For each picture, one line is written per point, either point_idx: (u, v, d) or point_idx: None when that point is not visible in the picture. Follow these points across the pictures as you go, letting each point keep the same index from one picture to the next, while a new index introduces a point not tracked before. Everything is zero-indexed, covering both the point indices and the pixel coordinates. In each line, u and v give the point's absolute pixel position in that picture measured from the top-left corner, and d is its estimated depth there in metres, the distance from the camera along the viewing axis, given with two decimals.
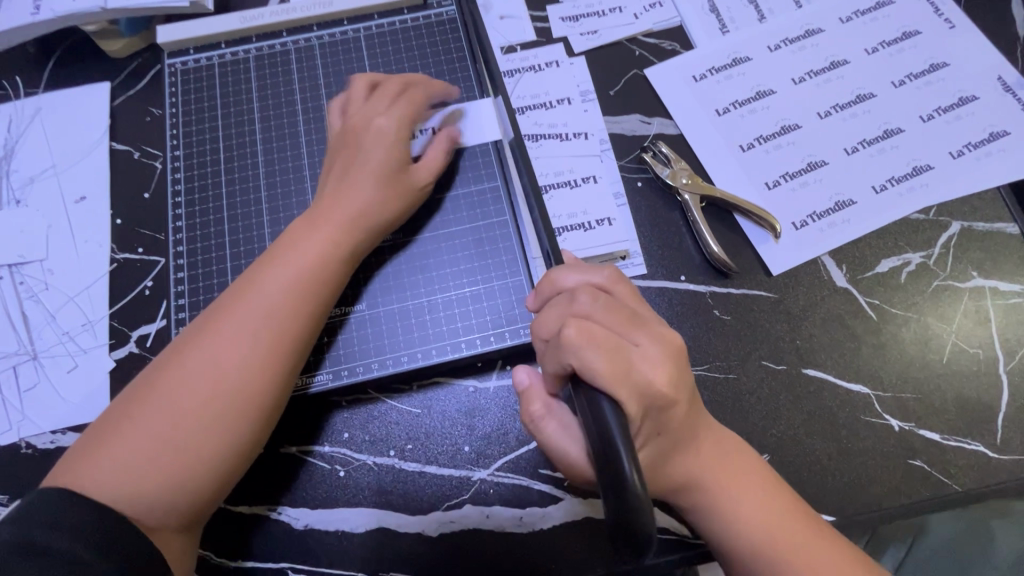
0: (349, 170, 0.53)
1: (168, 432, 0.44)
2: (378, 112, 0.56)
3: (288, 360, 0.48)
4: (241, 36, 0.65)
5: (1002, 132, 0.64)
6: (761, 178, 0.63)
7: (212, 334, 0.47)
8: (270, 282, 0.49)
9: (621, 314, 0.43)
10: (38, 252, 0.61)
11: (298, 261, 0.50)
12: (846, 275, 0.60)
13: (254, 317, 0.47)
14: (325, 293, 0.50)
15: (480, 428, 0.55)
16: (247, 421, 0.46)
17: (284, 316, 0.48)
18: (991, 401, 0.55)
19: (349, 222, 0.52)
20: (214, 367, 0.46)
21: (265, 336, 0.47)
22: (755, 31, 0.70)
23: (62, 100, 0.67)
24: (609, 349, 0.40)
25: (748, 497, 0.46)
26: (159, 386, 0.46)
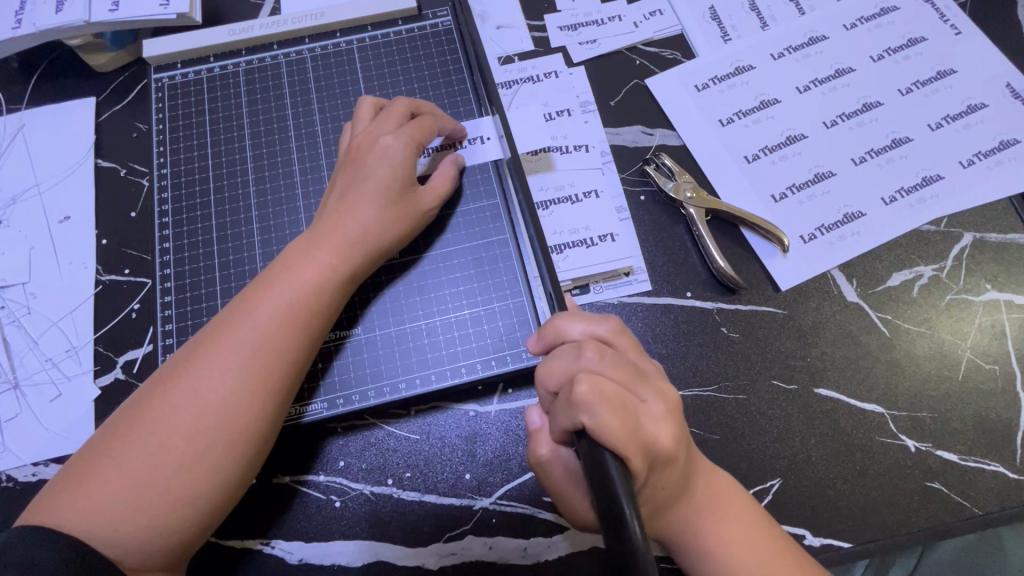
0: (354, 191, 0.51)
1: (151, 470, 0.42)
2: (385, 129, 0.53)
3: (281, 392, 0.46)
4: (230, 49, 0.64)
5: (1013, 140, 0.63)
6: (767, 191, 0.62)
7: (200, 366, 0.45)
8: (263, 311, 0.47)
9: (627, 369, 0.41)
10: (20, 275, 0.59)
11: (292, 287, 0.48)
12: (857, 289, 0.58)
13: (244, 349, 0.45)
14: (320, 321, 0.48)
15: (482, 454, 0.52)
16: (236, 457, 0.44)
17: (279, 347, 0.46)
18: (1009, 420, 0.54)
19: (351, 250, 0.50)
20: (202, 401, 0.44)
21: (258, 366, 0.45)
22: (758, 39, 0.69)
23: (46, 116, 0.65)
24: (614, 404, 0.38)
25: (740, 539, 0.45)
26: (146, 416, 0.43)
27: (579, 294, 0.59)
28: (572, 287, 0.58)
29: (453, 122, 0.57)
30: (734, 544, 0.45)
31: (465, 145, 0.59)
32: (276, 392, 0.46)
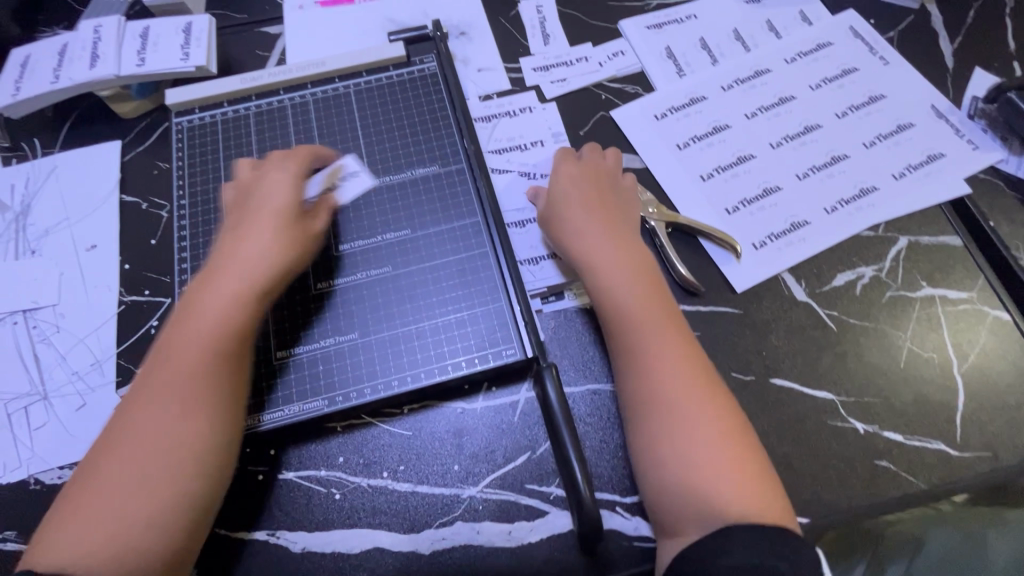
0: (245, 224, 0.58)
1: (120, 505, 0.46)
2: (270, 173, 0.61)
3: (224, 389, 0.51)
4: (241, 95, 0.72)
5: (938, 154, 0.70)
6: (721, 204, 0.69)
7: (139, 406, 0.49)
8: (186, 337, 0.52)
9: (592, 201, 0.63)
10: (51, 298, 0.65)
11: (205, 310, 0.53)
12: (806, 289, 0.65)
13: (178, 376, 0.50)
14: (242, 326, 0.53)
15: (469, 447, 0.58)
16: (195, 473, 0.48)
17: (211, 353, 0.51)
18: (948, 402, 0.59)
19: (258, 273, 0.55)
20: (152, 421, 0.48)
21: (194, 376, 0.50)
22: (709, 73, 0.77)
23: (76, 158, 0.73)
24: (573, 209, 0.63)
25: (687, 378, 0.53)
26: (104, 456, 0.48)
27: (553, 300, 0.64)
28: (548, 294, 0.64)
29: (319, 151, 0.66)
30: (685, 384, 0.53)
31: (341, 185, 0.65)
32: (218, 407, 0.50)
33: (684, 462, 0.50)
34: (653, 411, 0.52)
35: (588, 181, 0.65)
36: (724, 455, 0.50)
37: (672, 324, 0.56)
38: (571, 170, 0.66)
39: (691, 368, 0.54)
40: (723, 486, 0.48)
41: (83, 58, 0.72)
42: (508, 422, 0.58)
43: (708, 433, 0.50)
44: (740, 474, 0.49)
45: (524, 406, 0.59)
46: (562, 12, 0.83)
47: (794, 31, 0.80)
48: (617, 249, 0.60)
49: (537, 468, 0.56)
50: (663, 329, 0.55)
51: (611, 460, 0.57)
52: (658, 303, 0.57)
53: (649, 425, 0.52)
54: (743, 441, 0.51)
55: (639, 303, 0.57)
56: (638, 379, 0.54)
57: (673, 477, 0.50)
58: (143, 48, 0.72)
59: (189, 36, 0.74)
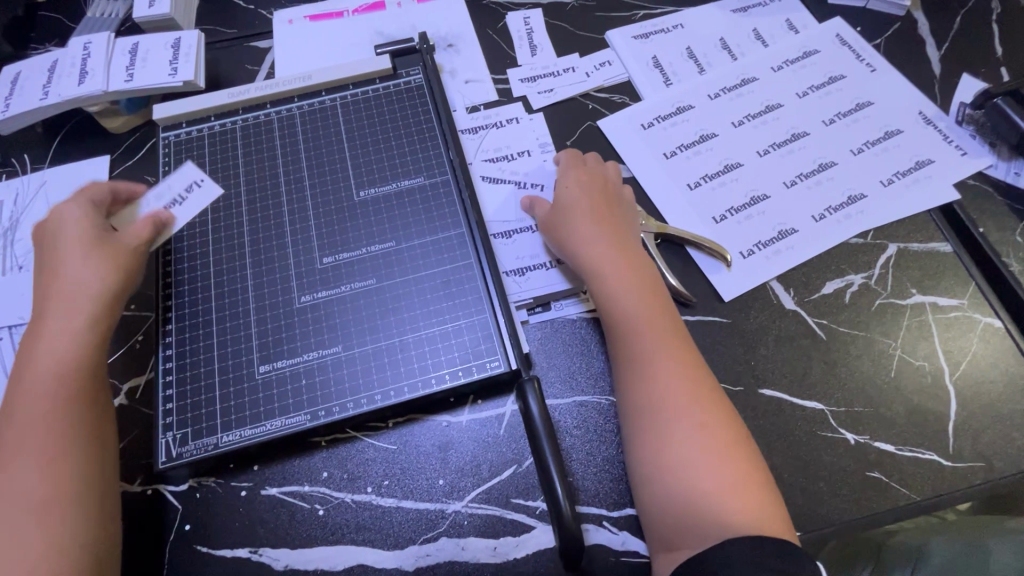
0: (54, 259, 0.58)
1: (6, 553, 0.47)
2: (62, 208, 0.61)
3: (79, 420, 0.52)
4: (228, 109, 0.72)
5: (927, 161, 0.70)
6: (709, 213, 0.68)
7: (3, 459, 0.50)
8: (32, 380, 0.53)
9: (593, 210, 0.63)
10: None
11: (38, 353, 0.54)
12: (794, 298, 0.64)
13: (38, 420, 0.51)
14: (81, 358, 0.54)
15: (454, 461, 0.57)
16: (69, 504, 0.49)
17: (55, 388, 0.53)
18: (939, 411, 0.58)
19: (70, 306, 0.56)
20: (21, 469, 0.50)
21: (52, 416, 0.52)
22: (696, 82, 0.77)
23: (65, 173, 0.73)
24: (576, 218, 0.63)
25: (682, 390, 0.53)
26: None
27: (540, 311, 0.64)
28: (535, 305, 0.64)
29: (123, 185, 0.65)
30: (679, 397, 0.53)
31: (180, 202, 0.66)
32: (81, 439, 0.52)
33: (683, 469, 0.50)
34: (652, 417, 0.52)
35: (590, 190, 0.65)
36: (722, 462, 0.50)
37: (672, 333, 0.56)
38: (574, 178, 0.66)
39: (691, 376, 0.54)
40: (721, 493, 0.48)
41: (72, 74, 0.72)
42: (494, 435, 0.58)
43: (707, 444, 0.50)
44: (739, 482, 0.49)
45: (510, 419, 0.58)
46: (549, 23, 0.83)
47: (781, 39, 0.80)
48: (619, 257, 0.60)
49: (523, 482, 0.56)
50: (663, 337, 0.56)
51: (598, 474, 0.56)
52: (658, 310, 0.57)
53: (648, 431, 0.52)
54: (741, 454, 0.51)
55: (640, 310, 0.57)
56: (638, 386, 0.54)
57: (671, 484, 0.50)
58: (131, 64, 0.73)
59: (178, 51, 0.75)
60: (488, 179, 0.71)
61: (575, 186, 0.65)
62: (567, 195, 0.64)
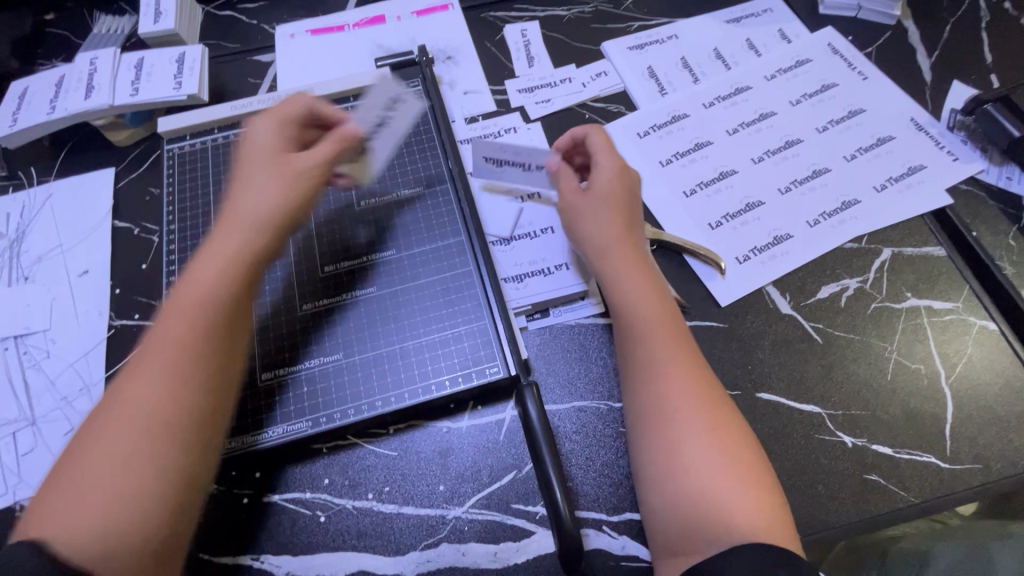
0: (257, 175, 0.56)
1: (107, 474, 0.43)
2: (263, 128, 0.59)
3: (211, 347, 0.48)
4: (231, 122, 0.73)
5: (919, 166, 0.71)
6: (705, 220, 0.69)
7: (130, 370, 0.47)
8: (185, 296, 0.49)
9: (620, 202, 0.62)
10: (42, 323, 0.66)
11: (197, 273, 0.51)
12: (790, 302, 0.65)
13: (184, 349, 0.47)
14: (230, 279, 0.51)
15: (454, 467, 0.57)
16: (173, 442, 0.45)
17: (207, 308, 0.49)
18: (936, 414, 0.59)
19: (245, 222, 0.53)
20: (147, 385, 0.45)
21: (180, 337, 0.47)
22: (691, 91, 0.79)
23: (70, 185, 0.75)
24: (597, 211, 0.61)
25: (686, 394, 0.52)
26: (94, 428, 0.44)
27: (538, 317, 0.64)
28: (533, 311, 0.64)
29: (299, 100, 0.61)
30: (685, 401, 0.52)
31: (384, 126, 0.65)
32: (204, 369, 0.47)
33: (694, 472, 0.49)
34: (663, 419, 0.52)
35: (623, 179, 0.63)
36: (731, 464, 0.49)
37: (679, 335, 0.56)
38: (613, 161, 0.63)
39: (698, 379, 0.54)
40: (731, 496, 0.48)
41: (78, 89, 0.74)
42: (493, 440, 0.58)
43: (714, 447, 0.50)
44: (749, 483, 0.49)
45: (509, 425, 0.59)
46: (546, 34, 0.85)
47: (773, 49, 0.82)
48: (631, 256, 0.59)
49: (523, 487, 0.56)
50: (669, 340, 0.55)
51: (597, 478, 0.56)
52: (667, 312, 0.57)
53: (656, 434, 0.52)
54: (746, 458, 0.50)
55: (649, 311, 0.56)
56: (645, 389, 0.54)
57: (681, 488, 0.49)
58: (136, 78, 0.74)
59: (182, 65, 0.76)
60: (491, 160, 0.65)
61: (612, 172, 0.62)
62: (600, 181, 0.62)
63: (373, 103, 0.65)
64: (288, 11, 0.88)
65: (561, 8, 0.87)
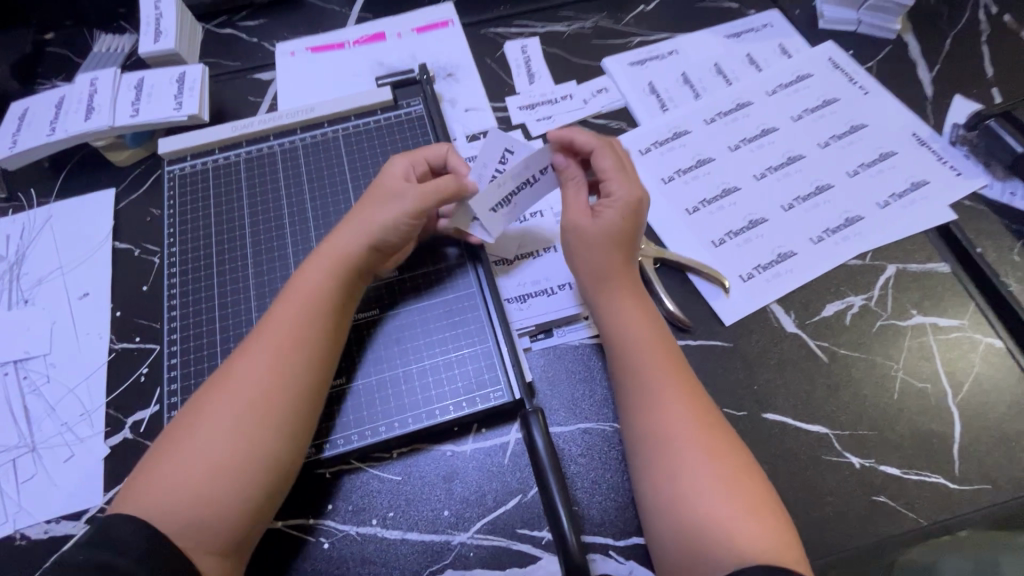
0: (376, 199, 0.59)
1: (198, 462, 0.48)
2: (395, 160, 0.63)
3: (302, 365, 0.53)
4: (232, 142, 0.73)
5: (922, 181, 0.71)
6: (708, 237, 0.69)
7: (237, 367, 0.52)
8: (286, 311, 0.55)
9: (620, 241, 0.59)
10: (42, 347, 0.66)
11: (303, 287, 0.56)
12: (795, 320, 0.64)
13: (286, 349, 0.53)
14: (331, 302, 0.56)
15: (459, 491, 0.57)
16: (272, 430, 0.50)
17: (308, 325, 0.54)
18: (944, 434, 0.58)
19: (355, 240, 0.57)
20: (250, 387, 0.51)
21: (281, 349, 0.52)
22: (692, 107, 0.79)
23: (71, 207, 0.74)
24: (595, 247, 0.59)
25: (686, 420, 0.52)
26: (201, 417, 0.50)
27: (542, 337, 0.64)
28: (536, 332, 0.64)
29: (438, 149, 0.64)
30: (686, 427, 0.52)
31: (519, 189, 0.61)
32: (305, 365, 0.53)
33: (692, 498, 0.49)
34: (660, 448, 0.52)
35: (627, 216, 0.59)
36: (732, 491, 0.49)
37: (674, 362, 0.56)
38: (623, 195, 0.59)
39: (694, 405, 0.53)
40: (732, 523, 0.47)
41: (78, 110, 0.73)
42: (498, 464, 0.58)
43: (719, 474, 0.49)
44: (751, 510, 0.48)
45: (514, 448, 0.58)
46: (546, 51, 0.85)
47: (774, 64, 0.82)
48: (625, 282, 0.59)
49: (528, 512, 0.56)
50: (668, 367, 0.55)
51: (603, 502, 0.56)
52: (661, 339, 0.57)
53: (654, 462, 0.52)
54: (751, 484, 0.50)
55: (643, 338, 0.57)
56: (641, 417, 0.54)
57: (682, 517, 0.49)
58: (137, 99, 0.74)
59: (183, 85, 0.76)
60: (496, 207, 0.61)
61: (618, 211, 0.58)
62: (602, 220, 0.59)
63: (500, 183, 0.60)
64: (288, 29, 0.88)
65: (561, 24, 0.87)
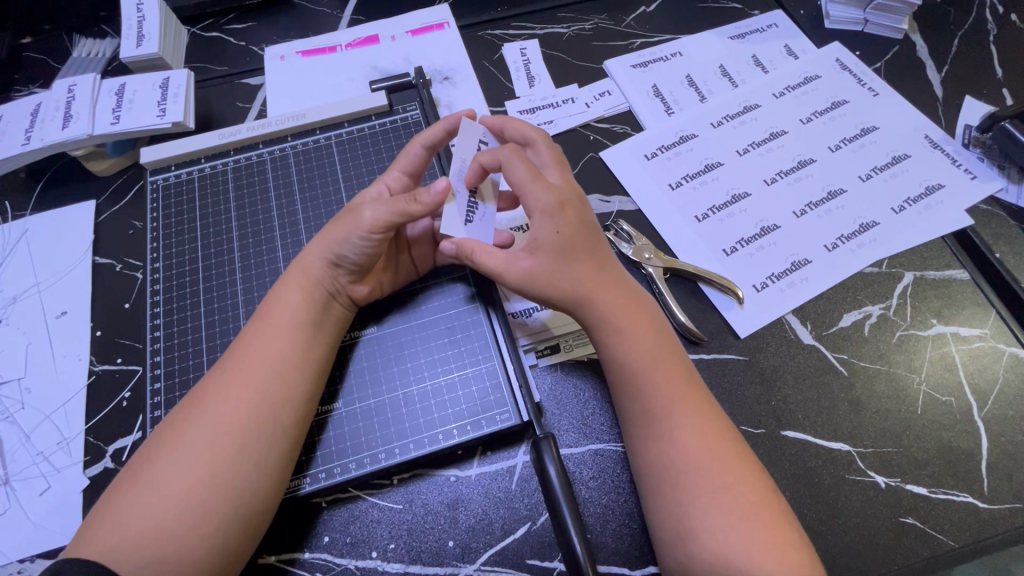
0: (346, 215, 0.56)
1: (165, 491, 0.45)
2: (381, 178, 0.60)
3: (273, 390, 0.49)
4: (219, 150, 0.69)
5: (937, 185, 0.69)
6: (718, 246, 0.66)
7: (208, 391, 0.49)
8: (260, 334, 0.52)
9: (574, 249, 0.54)
10: (17, 371, 0.62)
11: (280, 308, 0.53)
12: (812, 332, 0.62)
13: (256, 371, 0.50)
14: (304, 321, 0.52)
15: (464, 520, 0.53)
16: (242, 462, 0.47)
17: (282, 348, 0.51)
18: (971, 450, 0.56)
19: (326, 257, 0.55)
20: (221, 412, 0.48)
21: (254, 374, 0.50)
22: (697, 111, 0.76)
23: (48, 221, 0.70)
24: (563, 272, 0.54)
25: (705, 450, 0.49)
26: (169, 444, 0.47)
27: (549, 353, 0.61)
28: (543, 347, 0.61)
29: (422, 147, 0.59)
30: (704, 455, 0.48)
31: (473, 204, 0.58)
32: (275, 391, 0.49)
33: (714, 529, 0.46)
34: (678, 476, 0.48)
35: (567, 225, 0.54)
36: (754, 517, 0.46)
37: (682, 380, 0.52)
38: (542, 204, 0.53)
39: (710, 427, 0.50)
40: (747, 554, 0.45)
41: (55, 118, 0.69)
42: (506, 489, 0.54)
43: (741, 507, 0.46)
44: (774, 536, 0.46)
45: (522, 471, 0.55)
46: (546, 53, 0.82)
47: (780, 66, 0.79)
48: (620, 296, 0.54)
49: (538, 541, 0.52)
50: (686, 390, 0.51)
51: (618, 529, 0.53)
52: (668, 356, 0.53)
53: (668, 491, 0.48)
54: (774, 514, 0.47)
55: (650, 357, 0.52)
56: (650, 443, 0.50)
57: (694, 548, 0.46)
58: (117, 106, 0.70)
59: (166, 91, 0.72)
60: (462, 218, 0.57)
61: (550, 224, 0.53)
62: (537, 238, 0.54)
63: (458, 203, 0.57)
64: (277, 32, 0.85)
65: (560, 25, 0.84)
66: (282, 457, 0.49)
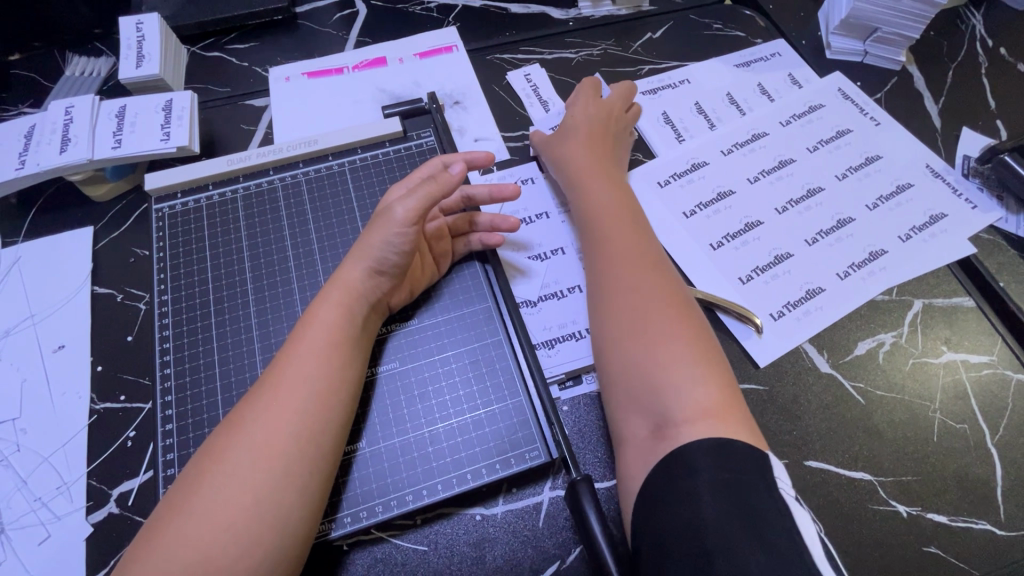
0: (374, 223, 0.56)
1: (208, 525, 0.42)
2: (395, 191, 0.60)
3: (314, 409, 0.48)
4: (228, 177, 0.67)
5: (940, 214, 0.71)
6: (734, 274, 0.67)
7: (246, 414, 0.47)
8: (298, 349, 0.50)
9: (592, 125, 0.71)
10: (11, 411, 0.58)
11: (317, 327, 0.51)
12: (829, 360, 0.63)
13: (297, 392, 0.48)
14: (343, 339, 0.51)
15: (491, 560, 0.52)
16: (287, 489, 0.45)
17: (324, 364, 0.50)
18: (987, 477, 0.57)
19: (363, 273, 0.54)
20: (263, 438, 0.46)
21: (295, 392, 0.48)
22: (708, 138, 0.77)
23: (42, 249, 0.67)
24: (565, 127, 0.71)
25: (670, 327, 0.53)
26: (208, 475, 0.45)
27: (571, 385, 0.60)
28: (566, 379, 0.60)
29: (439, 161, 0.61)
30: (669, 326, 0.53)
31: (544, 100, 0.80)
32: (316, 412, 0.48)
33: (647, 368, 0.51)
34: (622, 321, 0.55)
35: (593, 112, 0.72)
36: (700, 386, 0.49)
37: (645, 252, 0.59)
38: (584, 98, 0.74)
39: (679, 316, 0.54)
40: (688, 404, 0.48)
41: (52, 141, 0.66)
42: (533, 527, 0.53)
43: (688, 373, 0.50)
44: (711, 390, 0.49)
45: (549, 508, 0.54)
46: (556, 78, 0.82)
47: (785, 94, 0.81)
48: (610, 201, 0.64)
49: None
50: (660, 280, 0.57)
51: None
52: (634, 231, 0.61)
53: (619, 352, 0.54)
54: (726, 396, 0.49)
55: (613, 230, 0.61)
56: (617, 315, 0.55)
57: (646, 400, 0.50)
58: (119, 129, 0.68)
59: (170, 114, 0.70)
60: (540, 100, 0.80)
61: (580, 109, 0.73)
62: (569, 118, 0.73)
63: (539, 87, 0.81)
64: (282, 53, 0.83)
65: (569, 51, 0.85)
66: (324, 481, 0.47)
